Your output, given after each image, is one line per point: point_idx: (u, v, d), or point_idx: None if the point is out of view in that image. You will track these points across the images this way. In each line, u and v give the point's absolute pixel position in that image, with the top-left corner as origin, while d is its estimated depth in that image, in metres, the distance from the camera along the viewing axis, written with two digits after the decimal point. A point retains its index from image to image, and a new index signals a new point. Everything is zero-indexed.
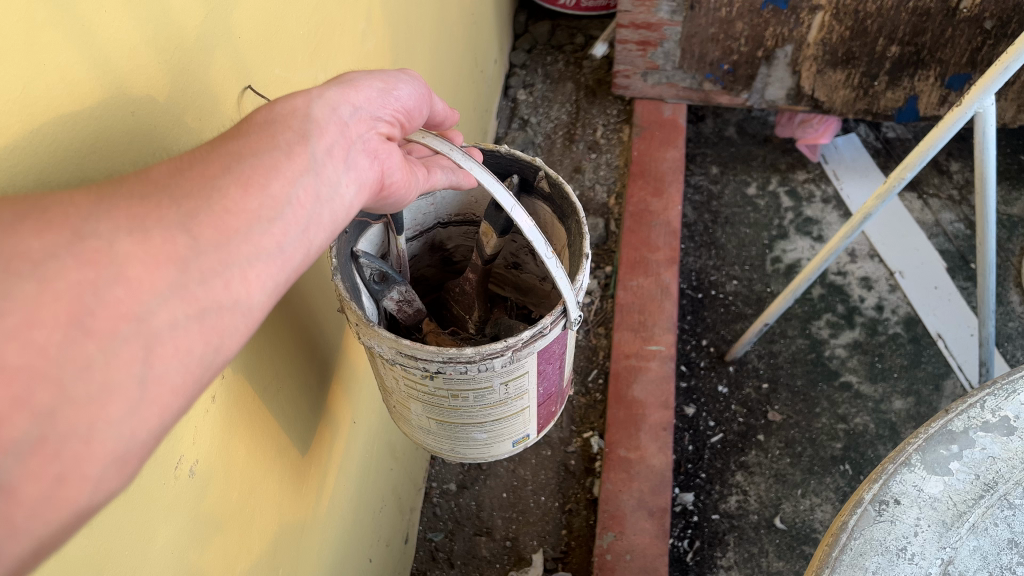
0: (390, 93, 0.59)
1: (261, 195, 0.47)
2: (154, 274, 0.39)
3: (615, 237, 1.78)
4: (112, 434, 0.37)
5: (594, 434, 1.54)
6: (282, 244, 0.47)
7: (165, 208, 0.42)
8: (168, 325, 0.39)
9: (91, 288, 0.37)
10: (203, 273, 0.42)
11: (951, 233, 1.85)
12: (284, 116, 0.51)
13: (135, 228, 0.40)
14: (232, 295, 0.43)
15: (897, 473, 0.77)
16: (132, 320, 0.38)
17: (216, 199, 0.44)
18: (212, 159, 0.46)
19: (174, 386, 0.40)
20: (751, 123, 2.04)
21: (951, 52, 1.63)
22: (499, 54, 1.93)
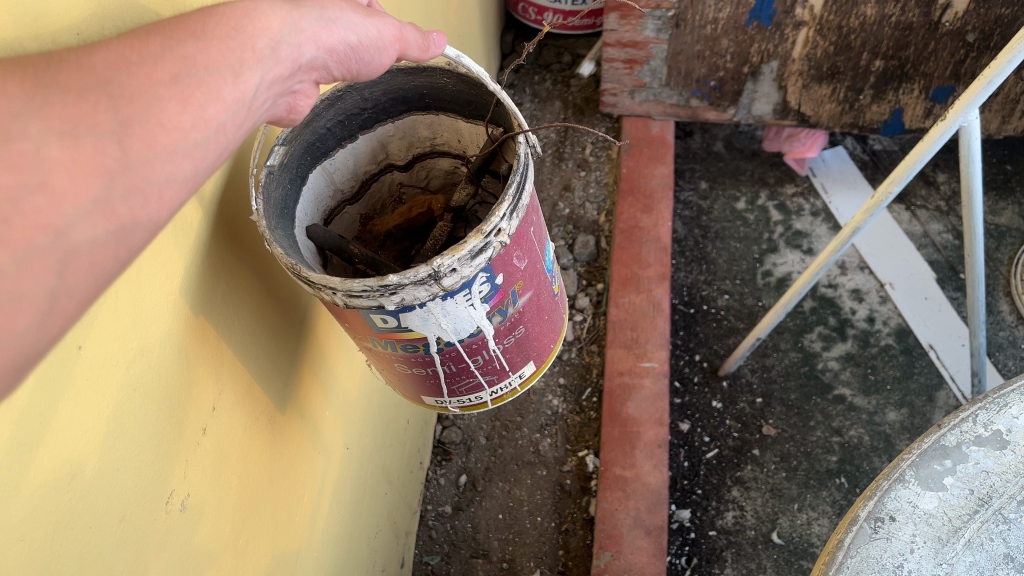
0: (340, 35, 0.56)
1: (200, 116, 0.43)
2: (79, 186, 0.36)
3: (606, 254, 1.79)
4: (11, 347, 0.34)
5: (589, 453, 1.53)
6: (202, 169, 0.44)
7: (102, 111, 0.38)
8: (87, 240, 0.37)
9: (9, 196, 0.33)
10: (126, 190, 0.39)
11: (939, 244, 1.86)
12: (251, 33, 0.48)
13: (67, 133, 0.36)
14: (146, 213, 0.40)
15: (891, 490, 0.77)
16: (50, 232, 0.35)
17: (155, 110, 0.41)
18: (164, 59, 0.43)
19: (79, 302, 0.37)
20: (738, 138, 2.05)
21: (935, 65, 1.65)
22: (486, 75, 1.94)
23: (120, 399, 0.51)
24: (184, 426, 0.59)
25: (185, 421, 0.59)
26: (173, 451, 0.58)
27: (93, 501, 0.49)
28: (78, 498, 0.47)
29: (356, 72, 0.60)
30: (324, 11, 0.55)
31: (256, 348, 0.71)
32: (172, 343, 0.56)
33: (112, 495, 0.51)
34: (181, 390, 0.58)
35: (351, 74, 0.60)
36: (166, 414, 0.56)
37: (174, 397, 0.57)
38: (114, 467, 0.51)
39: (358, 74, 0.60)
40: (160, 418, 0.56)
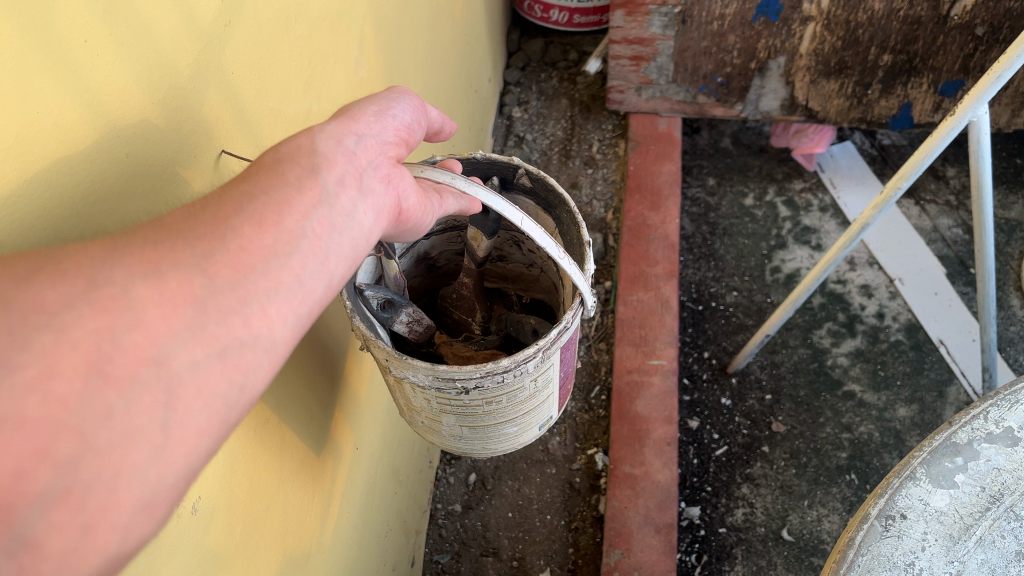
0: (365, 118, 0.59)
1: (275, 231, 0.48)
2: (171, 317, 0.41)
3: (614, 252, 1.78)
4: (138, 484, 0.38)
5: (599, 451, 1.53)
6: (301, 276, 0.49)
7: (181, 251, 0.43)
8: (189, 366, 0.41)
9: (108, 336, 0.38)
10: (221, 311, 0.43)
11: (949, 239, 1.85)
12: (293, 153, 0.53)
13: (149, 273, 0.41)
14: (252, 332, 0.45)
15: (902, 487, 0.77)
16: (151, 364, 0.39)
17: (230, 239, 0.46)
18: (225, 200, 0.48)
19: (200, 428, 0.41)
20: (746, 133, 2.05)
21: (943, 59, 1.64)
22: (492, 72, 1.94)
23: None
24: None
25: None
26: None
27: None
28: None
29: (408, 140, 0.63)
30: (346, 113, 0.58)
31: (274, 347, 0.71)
32: None
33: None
34: None
35: (406, 140, 0.62)
36: None
37: None
38: None
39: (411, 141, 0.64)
40: None
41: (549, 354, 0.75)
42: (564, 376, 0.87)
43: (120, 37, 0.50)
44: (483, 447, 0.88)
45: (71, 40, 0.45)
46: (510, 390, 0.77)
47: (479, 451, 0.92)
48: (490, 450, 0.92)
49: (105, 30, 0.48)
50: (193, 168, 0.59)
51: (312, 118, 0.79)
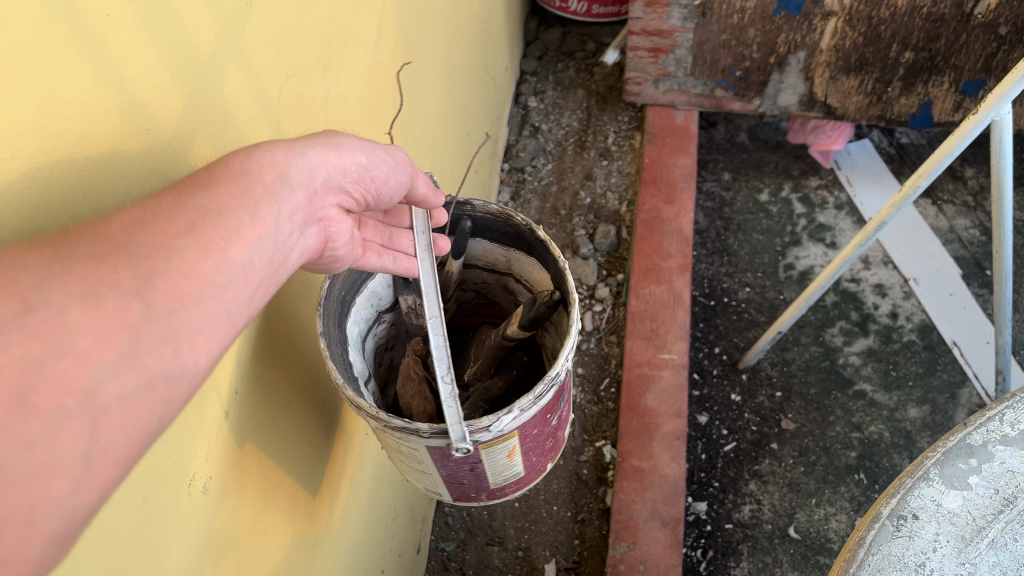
0: (349, 156, 0.60)
1: (218, 259, 0.47)
2: (105, 345, 0.40)
3: (627, 244, 1.78)
4: (52, 515, 0.37)
5: (607, 443, 1.52)
6: (230, 308, 0.47)
7: (122, 271, 0.42)
8: (117, 396, 0.40)
9: (36, 364, 0.36)
10: (152, 340, 0.42)
11: (966, 240, 1.83)
12: (257, 170, 0.52)
13: (87, 296, 0.40)
14: (179, 362, 0.44)
15: (915, 488, 0.76)
16: (78, 394, 0.38)
17: (175, 261, 0.44)
18: (179, 212, 0.46)
19: (119, 459, 0.40)
20: (763, 129, 2.03)
21: (966, 58, 1.62)
22: (509, 61, 1.93)
23: None
24: (205, 410, 0.59)
25: (207, 403, 0.59)
26: (194, 434, 0.58)
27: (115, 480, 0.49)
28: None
29: (376, 193, 0.63)
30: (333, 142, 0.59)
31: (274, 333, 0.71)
32: None
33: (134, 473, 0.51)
34: None
35: (371, 194, 0.63)
36: None
37: None
38: None
39: (380, 194, 0.63)
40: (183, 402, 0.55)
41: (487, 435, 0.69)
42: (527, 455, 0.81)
43: (144, 16, 0.50)
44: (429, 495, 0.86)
45: (94, 17, 0.45)
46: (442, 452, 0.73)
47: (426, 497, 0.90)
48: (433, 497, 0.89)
49: (128, 8, 0.48)
50: (211, 150, 0.59)
51: (330, 102, 0.78)
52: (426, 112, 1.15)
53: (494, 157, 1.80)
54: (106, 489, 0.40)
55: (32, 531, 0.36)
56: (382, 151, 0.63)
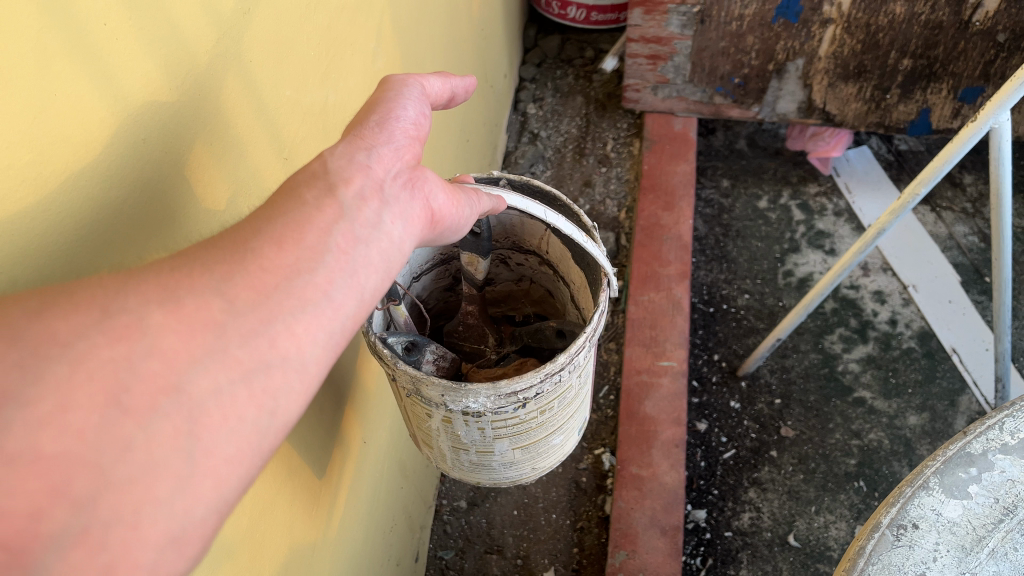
0: (369, 125, 0.57)
1: (295, 250, 0.47)
2: (190, 343, 0.41)
3: (626, 251, 1.77)
4: (165, 515, 0.38)
5: (606, 451, 1.52)
6: (329, 291, 0.48)
7: (200, 276, 0.43)
8: (212, 392, 0.41)
9: (124, 364, 0.38)
10: (243, 336, 0.43)
11: (965, 247, 1.83)
12: (302, 177, 0.52)
13: (165, 300, 0.41)
14: (281, 352, 0.45)
15: (914, 497, 0.76)
16: (171, 393, 0.39)
17: (251, 261, 0.45)
18: (243, 227, 0.48)
19: (228, 456, 0.41)
20: (762, 135, 2.03)
21: (964, 65, 1.62)
22: (508, 68, 1.93)
23: None
24: None
25: None
26: None
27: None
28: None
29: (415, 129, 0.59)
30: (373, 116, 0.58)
31: None
32: None
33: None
34: None
35: (416, 132, 0.59)
36: None
37: None
38: None
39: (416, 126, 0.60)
40: None
41: (591, 343, 0.78)
42: (591, 373, 0.90)
43: (141, 25, 0.49)
44: (532, 469, 0.90)
45: (91, 25, 0.45)
46: (561, 392, 0.78)
47: (527, 478, 0.93)
48: (537, 474, 0.94)
49: (126, 15, 0.48)
50: (210, 158, 0.59)
51: (328, 110, 0.78)
52: None
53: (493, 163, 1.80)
54: (217, 490, 0.41)
55: (140, 534, 0.37)
56: (397, 94, 0.60)
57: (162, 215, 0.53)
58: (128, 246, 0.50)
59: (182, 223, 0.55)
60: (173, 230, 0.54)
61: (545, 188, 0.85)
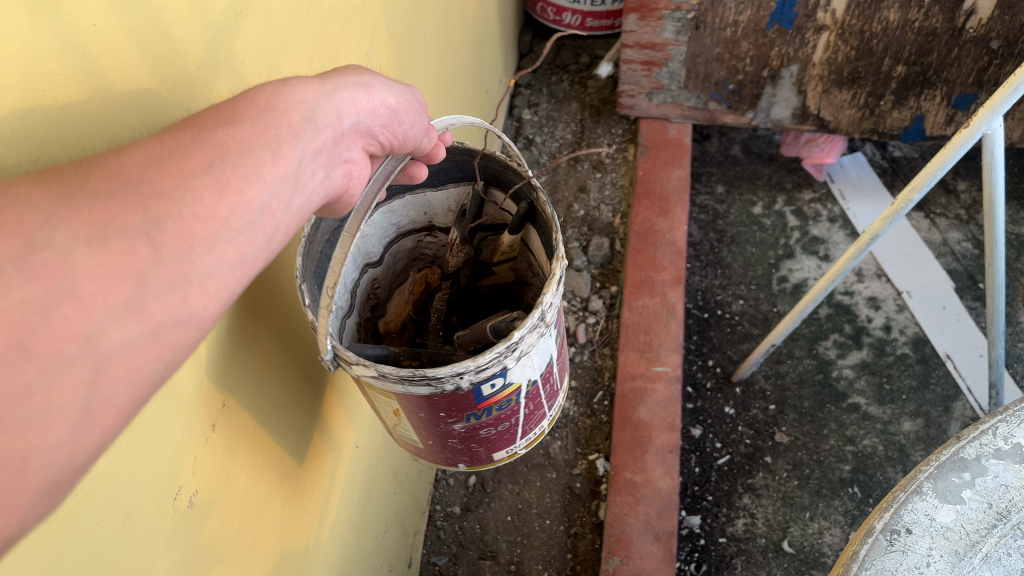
0: (378, 97, 0.59)
1: (235, 201, 0.44)
2: (110, 290, 0.37)
3: (620, 257, 1.78)
4: (48, 462, 0.34)
5: (600, 456, 1.52)
6: (245, 254, 0.45)
7: (132, 212, 0.39)
8: (121, 344, 0.37)
9: (36, 309, 0.34)
10: (161, 288, 0.39)
11: (958, 253, 1.83)
12: (283, 108, 0.50)
13: (93, 239, 0.37)
14: (187, 309, 0.41)
15: (908, 502, 0.76)
16: (79, 340, 0.35)
17: (188, 203, 0.42)
18: (196, 150, 0.44)
19: (118, 409, 0.38)
20: (756, 142, 2.03)
21: (957, 72, 1.63)
22: (503, 73, 1.93)
23: None
24: (193, 424, 0.58)
25: (194, 417, 0.58)
26: (182, 448, 0.57)
27: (101, 496, 0.48)
28: (90, 493, 0.47)
29: (399, 138, 0.62)
30: (358, 79, 0.58)
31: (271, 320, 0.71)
32: None
33: (118, 490, 0.50)
34: (192, 382, 0.57)
35: (397, 139, 0.61)
36: (176, 407, 0.56)
37: (185, 391, 0.56)
38: (122, 464, 0.50)
39: (402, 140, 0.62)
40: (168, 417, 0.55)
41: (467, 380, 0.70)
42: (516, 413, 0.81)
43: (131, 26, 0.49)
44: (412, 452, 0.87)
45: (81, 26, 0.45)
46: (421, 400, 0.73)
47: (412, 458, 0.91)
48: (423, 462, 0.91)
49: (115, 16, 0.48)
50: None
51: None
52: None
53: None
54: (105, 439, 0.37)
55: (23, 481, 0.33)
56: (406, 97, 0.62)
57: None
58: None
59: None
60: None
61: (552, 219, 0.77)
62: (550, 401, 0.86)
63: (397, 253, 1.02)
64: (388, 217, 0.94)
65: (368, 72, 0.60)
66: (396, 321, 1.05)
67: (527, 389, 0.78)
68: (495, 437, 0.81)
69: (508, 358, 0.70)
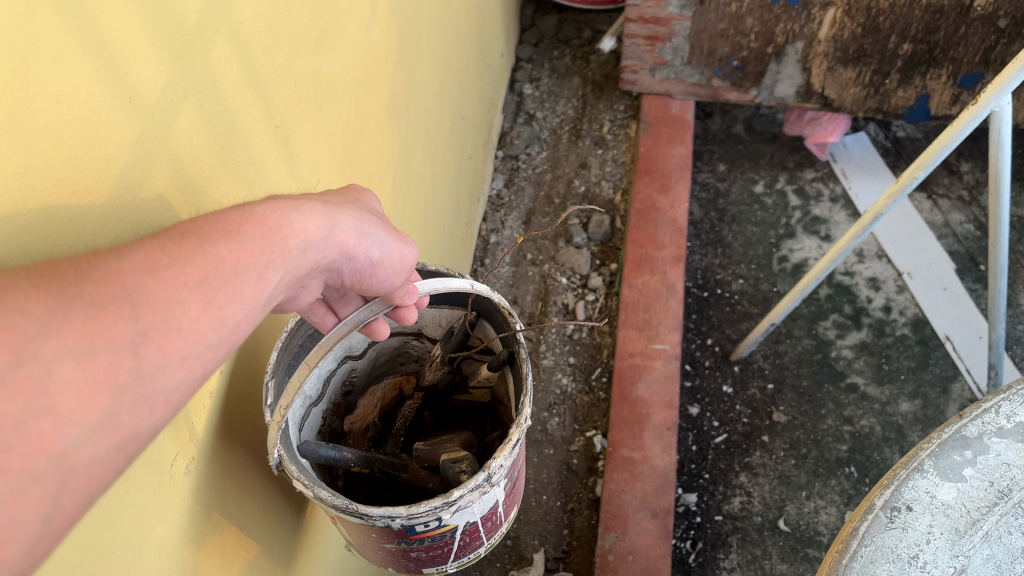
0: (368, 245, 0.58)
1: (215, 318, 0.44)
2: (86, 405, 0.36)
3: (621, 234, 1.76)
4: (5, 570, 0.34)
5: (597, 433, 1.51)
6: (209, 367, 0.44)
7: (121, 324, 0.39)
8: (88, 459, 0.37)
9: (13, 423, 0.33)
10: (133, 401, 0.39)
11: (960, 235, 1.82)
12: (284, 233, 0.50)
13: (81, 351, 0.37)
14: (150, 423, 0.40)
15: (909, 479, 0.76)
16: (51, 456, 0.35)
17: (173, 316, 0.41)
18: (192, 261, 0.44)
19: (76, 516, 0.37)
20: (759, 120, 2.02)
21: (964, 50, 1.61)
22: (505, 46, 1.91)
23: None
24: (188, 390, 0.59)
25: None
26: (178, 413, 0.57)
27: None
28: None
29: (366, 286, 0.61)
30: (359, 224, 0.57)
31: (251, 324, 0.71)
32: None
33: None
34: None
35: (361, 282, 0.60)
36: None
37: None
38: None
39: (368, 286, 0.61)
40: None
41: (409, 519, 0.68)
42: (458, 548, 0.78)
43: None
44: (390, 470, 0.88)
45: None
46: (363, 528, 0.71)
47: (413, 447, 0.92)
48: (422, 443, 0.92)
49: None
50: (199, 124, 0.57)
51: (321, 78, 0.77)
52: (419, 95, 1.13)
53: (488, 143, 1.78)
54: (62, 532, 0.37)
55: None
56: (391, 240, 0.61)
57: (146, 176, 0.51)
58: (110, 207, 0.48)
59: (169, 187, 0.54)
60: (159, 193, 0.53)
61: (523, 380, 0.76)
62: (490, 532, 0.81)
63: (380, 351, 0.97)
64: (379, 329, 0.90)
65: (374, 219, 0.60)
66: (362, 421, 0.98)
67: (465, 531, 0.75)
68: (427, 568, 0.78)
69: (444, 510, 0.69)
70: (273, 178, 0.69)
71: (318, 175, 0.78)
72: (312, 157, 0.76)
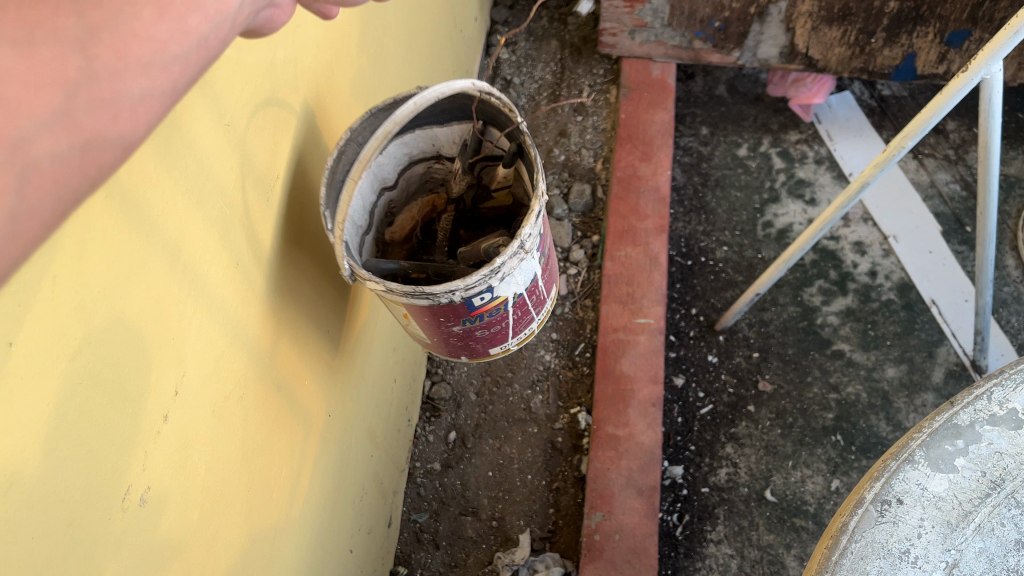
0: None
1: (177, 22, 0.35)
2: (35, 99, 0.29)
3: (602, 204, 1.72)
4: None
5: (582, 410, 1.49)
6: (179, 82, 0.37)
7: (59, 7, 0.30)
8: (49, 156, 0.30)
9: None
10: (92, 100, 0.32)
11: (946, 195, 1.79)
12: None
13: (17, 41, 0.28)
14: (117, 130, 0.34)
15: (900, 471, 0.73)
16: (4, 151, 0.28)
17: (126, 13, 0.33)
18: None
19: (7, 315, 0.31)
20: (742, 81, 1.96)
21: (951, 8, 1.57)
22: (479, 11, 1.83)
23: (60, 395, 0.46)
24: (142, 415, 0.54)
25: (143, 406, 0.54)
26: (129, 442, 0.53)
27: (30, 511, 0.44)
28: (16, 511, 0.43)
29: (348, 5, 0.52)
30: None
31: (228, 323, 0.66)
32: (125, 324, 0.51)
33: (50, 499, 0.46)
34: (137, 371, 0.53)
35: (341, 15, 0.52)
36: (120, 400, 0.52)
37: (131, 381, 0.53)
38: (55, 471, 0.46)
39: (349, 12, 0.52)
40: (106, 412, 0.50)
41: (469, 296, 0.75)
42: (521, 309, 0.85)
43: None
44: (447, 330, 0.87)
45: None
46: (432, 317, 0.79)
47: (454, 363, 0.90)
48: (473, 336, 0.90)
49: None
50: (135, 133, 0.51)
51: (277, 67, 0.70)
52: (387, 71, 1.07)
53: None
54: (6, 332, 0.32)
55: None
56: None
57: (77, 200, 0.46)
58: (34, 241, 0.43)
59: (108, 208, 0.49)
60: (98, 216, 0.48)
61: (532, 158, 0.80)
62: (539, 307, 0.89)
63: (408, 177, 0.98)
64: (400, 148, 0.90)
65: None
66: (402, 231, 1.00)
67: (516, 300, 0.82)
68: (489, 337, 0.86)
69: (493, 278, 0.75)
70: (229, 184, 0.63)
71: (276, 170, 0.72)
72: (269, 152, 0.70)
